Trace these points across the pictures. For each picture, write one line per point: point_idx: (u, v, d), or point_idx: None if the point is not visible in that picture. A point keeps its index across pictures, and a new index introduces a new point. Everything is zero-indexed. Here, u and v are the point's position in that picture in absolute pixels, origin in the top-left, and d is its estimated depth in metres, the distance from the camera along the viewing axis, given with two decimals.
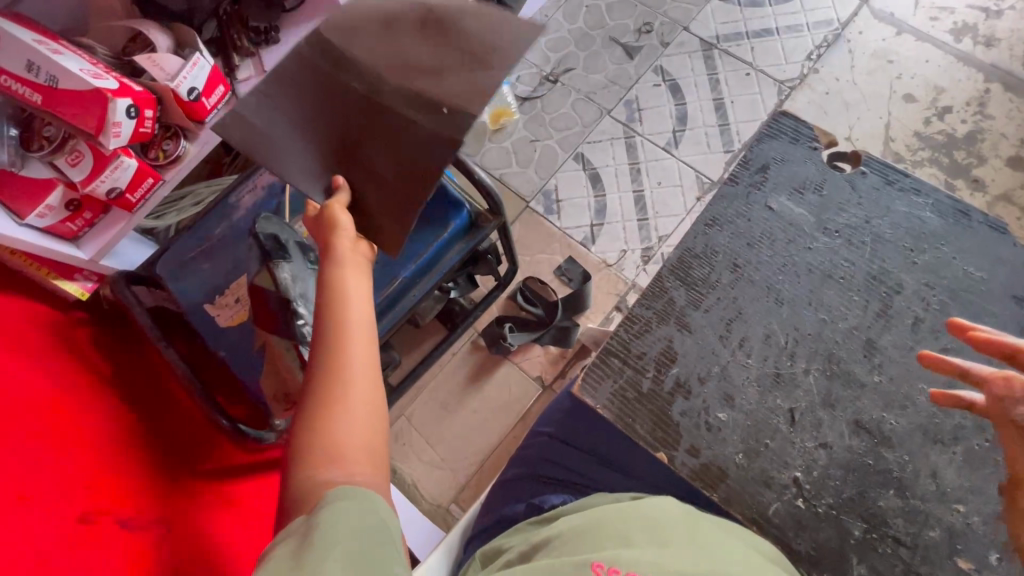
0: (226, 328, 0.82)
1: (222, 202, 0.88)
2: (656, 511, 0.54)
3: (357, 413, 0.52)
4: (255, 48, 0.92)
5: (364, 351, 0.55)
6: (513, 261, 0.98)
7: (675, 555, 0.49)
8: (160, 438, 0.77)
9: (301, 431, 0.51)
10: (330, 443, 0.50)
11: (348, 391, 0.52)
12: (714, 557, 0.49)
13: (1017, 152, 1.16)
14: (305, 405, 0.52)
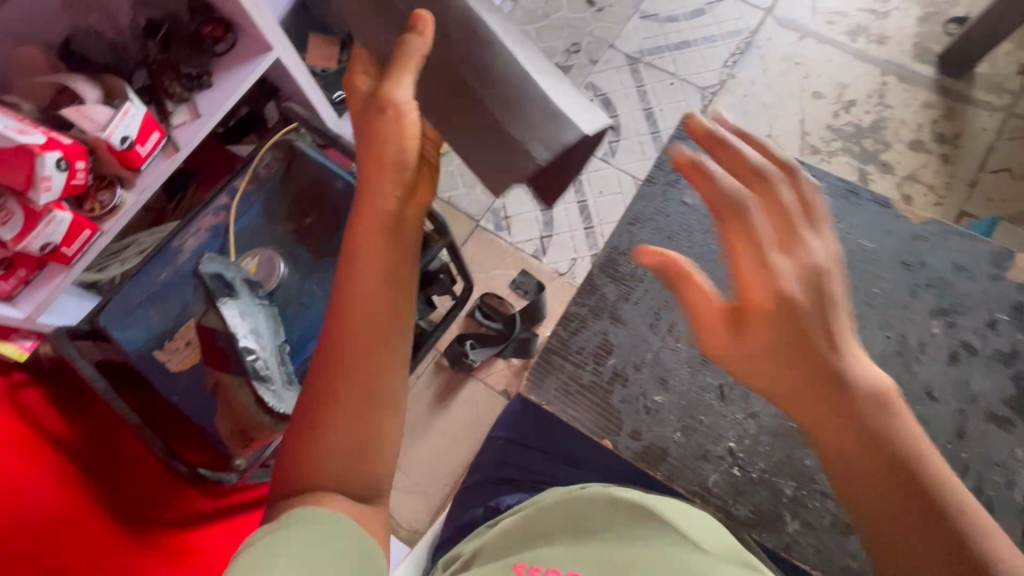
0: (178, 373, 0.82)
1: (165, 247, 0.87)
2: (584, 507, 0.56)
3: (357, 432, 0.48)
4: (189, 92, 0.93)
5: (384, 367, 0.49)
6: (465, 278, 1.01)
7: (593, 545, 0.51)
8: (116, 489, 0.75)
9: (297, 436, 0.49)
10: (323, 455, 0.47)
11: (350, 408, 0.48)
12: (631, 538, 0.51)
13: (916, 136, 1.27)
14: (306, 408, 0.49)
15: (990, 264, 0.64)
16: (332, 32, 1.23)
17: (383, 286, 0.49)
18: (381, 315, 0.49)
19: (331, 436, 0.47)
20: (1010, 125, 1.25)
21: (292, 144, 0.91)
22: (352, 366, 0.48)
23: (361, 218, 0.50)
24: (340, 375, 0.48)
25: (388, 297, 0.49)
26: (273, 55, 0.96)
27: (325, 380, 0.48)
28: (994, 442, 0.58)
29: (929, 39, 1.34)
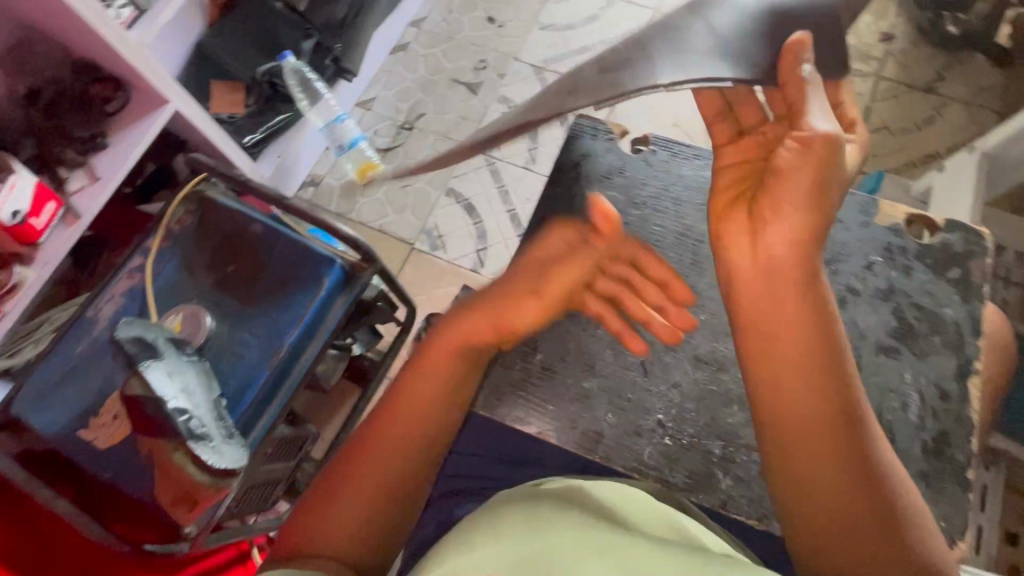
0: (107, 449, 0.77)
1: (79, 318, 0.84)
2: (505, 506, 0.51)
3: (365, 522, 0.49)
4: (83, 156, 0.90)
5: (414, 477, 0.51)
6: (407, 302, 1.01)
7: (516, 537, 0.45)
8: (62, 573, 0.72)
9: (328, 491, 0.50)
10: (342, 518, 0.48)
11: (371, 497, 0.49)
12: (557, 529, 0.46)
13: None
14: (343, 471, 0.51)
15: (860, 213, 0.70)
16: (232, 75, 1.17)
17: (443, 396, 0.52)
18: (431, 427, 0.52)
19: (338, 510, 0.49)
20: (881, 87, 1.35)
21: (203, 195, 0.91)
22: (390, 462, 0.50)
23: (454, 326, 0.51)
24: (374, 463, 0.50)
25: (451, 405, 0.52)
26: (171, 108, 0.94)
27: (368, 460, 0.50)
28: (885, 371, 0.64)
29: None
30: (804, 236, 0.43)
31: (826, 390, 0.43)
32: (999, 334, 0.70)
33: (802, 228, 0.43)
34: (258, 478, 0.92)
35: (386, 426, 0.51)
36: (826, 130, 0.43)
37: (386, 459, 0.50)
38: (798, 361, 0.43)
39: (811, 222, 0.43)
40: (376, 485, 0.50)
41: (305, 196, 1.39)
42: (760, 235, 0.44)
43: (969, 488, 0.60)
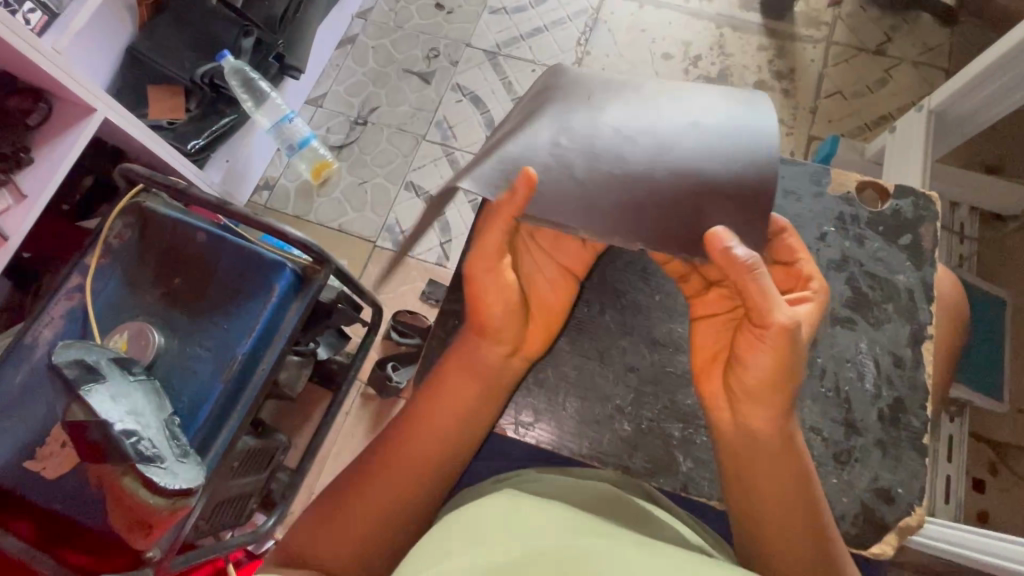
0: (57, 479, 0.74)
1: (18, 345, 0.80)
2: (487, 513, 0.49)
3: (378, 551, 0.57)
4: (8, 174, 0.85)
5: (428, 499, 0.59)
6: (370, 301, 0.98)
7: (500, 549, 0.43)
8: None
9: (338, 504, 0.58)
10: (348, 529, 0.56)
11: (387, 526, 0.57)
12: (539, 541, 0.44)
13: (759, 78, 1.35)
14: (353, 485, 0.58)
15: (811, 183, 0.69)
16: (171, 78, 1.12)
17: (448, 430, 0.59)
18: (442, 469, 0.59)
19: (356, 537, 0.56)
20: (833, 53, 1.35)
21: (142, 206, 0.86)
22: (406, 497, 0.58)
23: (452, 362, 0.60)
24: (393, 497, 0.58)
25: (458, 441, 0.60)
26: (99, 118, 0.89)
27: (377, 481, 0.58)
28: (840, 341, 0.64)
29: None
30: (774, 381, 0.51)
31: (786, 477, 0.53)
32: (953, 297, 0.70)
33: (779, 361, 0.49)
34: (225, 494, 0.89)
35: (394, 456, 0.58)
36: (785, 321, 0.48)
37: (401, 494, 0.58)
38: (768, 457, 0.53)
39: (789, 368, 0.49)
40: (398, 516, 0.58)
41: (259, 200, 1.34)
42: (740, 411, 0.53)
43: (925, 453, 0.61)
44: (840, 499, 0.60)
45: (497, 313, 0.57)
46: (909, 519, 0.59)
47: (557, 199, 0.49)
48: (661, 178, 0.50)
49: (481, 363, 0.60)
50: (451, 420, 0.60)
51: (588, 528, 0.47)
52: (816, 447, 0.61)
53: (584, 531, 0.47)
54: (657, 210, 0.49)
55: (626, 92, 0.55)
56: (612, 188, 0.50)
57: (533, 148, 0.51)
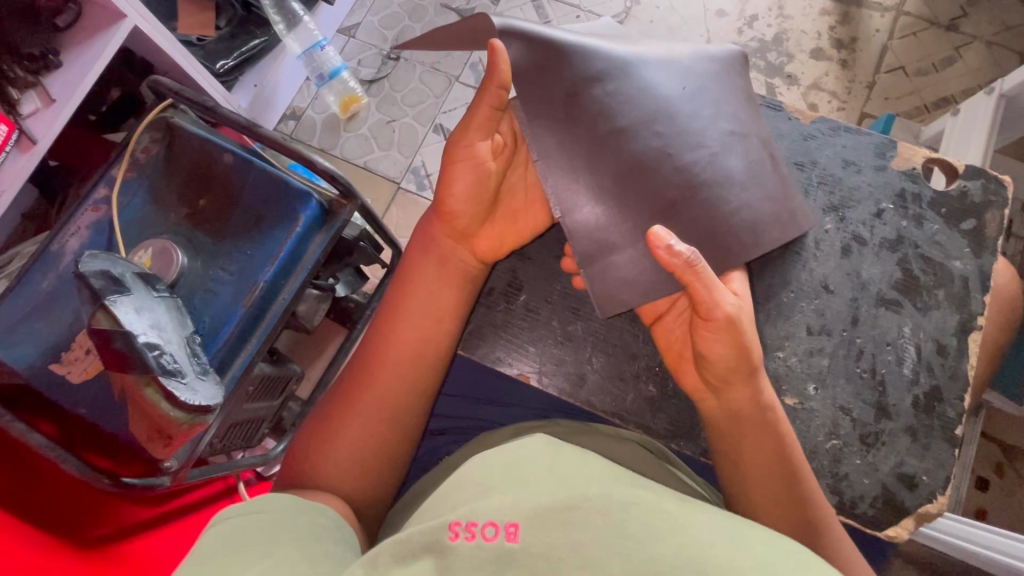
0: (81, 384, 0.76)
1: (44, 251, 0.80)
2: (523, 455, 0.51)
3: (369, 458, 0.58)
4: (35, 77, 0.83)
5: (412, 416, 0.61)
6: (391, 244, 0.97)
7: (533, 492, 0.44)
8: (44, 505, 0.70)
9: (322, 422, 0.59)
10: (338, 451, 0.57)
11: (374, 428, 0.59)
12: (571, 483, 0.45)
13: (816, 44, 1.26)
14: (337, 408, 0.60)
15: (875, 156, 0.66)
16: None
17: (425, 340, 0.61)
18: (418, 360, 0.61)
19: (347, 441, 0.58)
20: (901, 24, 1.26)
21: (170, 122, 0.84)
22: (384, 390, 0.60)
23: (422, 268, 0.63)
24: (375, 390, 0.60)
25: (434, 354, 0.62)
26: (129, 25, 0.86)
27: (360, 396, 0.59)
28: (883, 323, 0.62)
29: None
30: (737, 364, 0.54)
31: (762, 437, 0.54)
32: (1007, 292, 0.66)
33: (734, 342, 0.53)
34: (239, 416, 0.91)
35: (373, 375, 0.60)
36: (729, 307, 0.52)
37: (379, 385, 0.60)
38: (751, 430, 0.55)
39: (744, 341, 0.53)
40: (380, 413, 0.59)
41: (284, 130, 1.30)
42: (723, 394, 0.55)
43: (956, 444, 0.60)
44: (861, 480, 0.60)
45: (469, 205, 0.60)
46: (930, 506, 0.59)
47: (546, 134, 0.56)
48: (640, 200, 0.56)
49: (445, 256, 0.63)
50: (426, 326, 0.62)
51: (622, 475, 0.47)
52: (843, 426, 0.60)
53: (618, 478, 0.46)
54: (608, 214, 0.57)
55: (710, 110, 0.58)
56: (604, 161, 0.56)
57: (606, 108, 0.56)
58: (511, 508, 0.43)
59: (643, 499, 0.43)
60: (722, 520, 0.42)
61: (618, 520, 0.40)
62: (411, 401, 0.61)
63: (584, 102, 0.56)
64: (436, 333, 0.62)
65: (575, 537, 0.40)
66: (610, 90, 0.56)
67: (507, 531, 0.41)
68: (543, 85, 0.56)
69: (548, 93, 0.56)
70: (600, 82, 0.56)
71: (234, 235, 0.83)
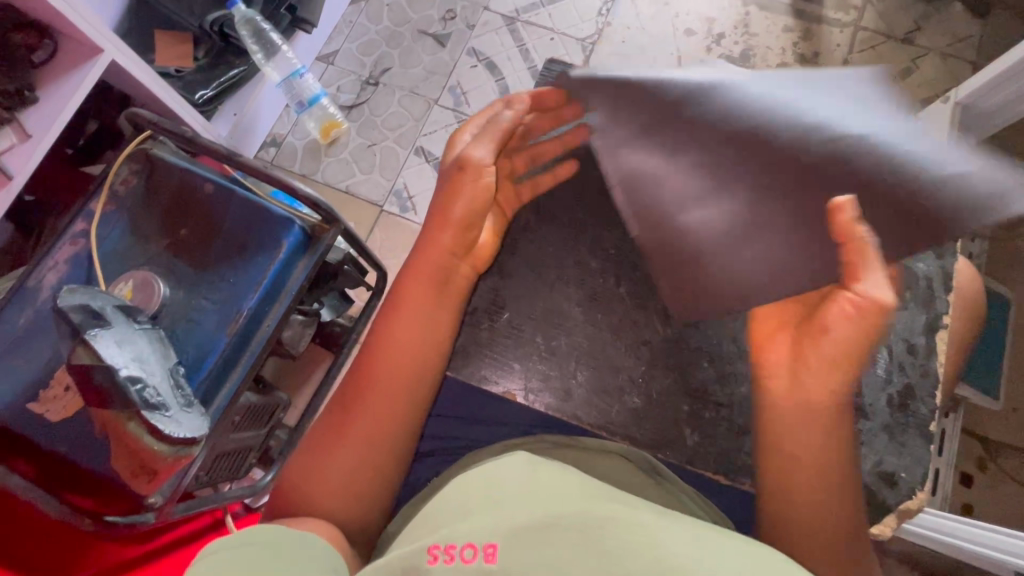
0: (60, 421, 0.74)
1: (22, 287, 0.79)
2: (502, 473, 0.51)
3: (359, 482, 0.57)
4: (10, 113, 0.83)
5: (402, 438, 0.59)
6: (376, 267, 0.97)
7: (511, 513, 0.45)
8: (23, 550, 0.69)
9: (313, 452, 0.59)
10: (329, 480, 0.57)
11: (364, 454, 0.58)
12: (547, 502, 0.45)
13: (782, 60, 1.31)
14: (327, 436, 0.59)
15: None
16: (179, 25, 1.09)
17: (409, 360, 0.60)
18: (406, 380, 0.60)
19: (339, 463, 0.57)
20: (860, 38, 1.32)
21: (149, 153, 0.84)
22: (374, 411, 0.58)
23: (403, 288, 0.61)
24: (364, 410, 0.59)
25: (421, 372, 0.60)
26: (105, 59, 0.87)
27: (348, 425, 0.58)
28: None
29: None
30: (848, 355, 0.51)
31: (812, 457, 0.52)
32: (971, 291, 0.69)
33: (864, 328, 0.50)
34: (226, 446, 0.90)
35: (358, 402, 0.59)
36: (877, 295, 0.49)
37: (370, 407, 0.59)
38: (807, 428, 0.52)
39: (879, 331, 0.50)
40: (368, 439, 0.58)
41: (265, 157, 1.31)
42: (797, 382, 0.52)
43: (931, 440, 0.62)
44: None
45: (458, 231, 0.61)
46: (910, 502, 0.61)
47: (649, 153, 0.54)
48: (774, 210, 0.51)
49: (428, 273, 0.61)
50: (409, 346, 0.60)
51: (602, 492, 0.47)
52: None
53: (602, 493, 0.47)
54: (735, 216, 0.52)
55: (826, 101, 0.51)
56: (706, 170, 0.52)
57: (705, 117, 0.52)
58: (489, 530, 0.43)
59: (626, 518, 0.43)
60: (708, 534, 0.42)
61: (596, 538, 0.41)
62: (401, 422, 0.59)
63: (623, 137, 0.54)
64: (421, 352, 0.60)
65: (552, 557, 0.40)
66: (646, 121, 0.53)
67: (485, 553, 0.42)
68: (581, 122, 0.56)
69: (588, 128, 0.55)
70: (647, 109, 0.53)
71: (217, 264, 0.83)
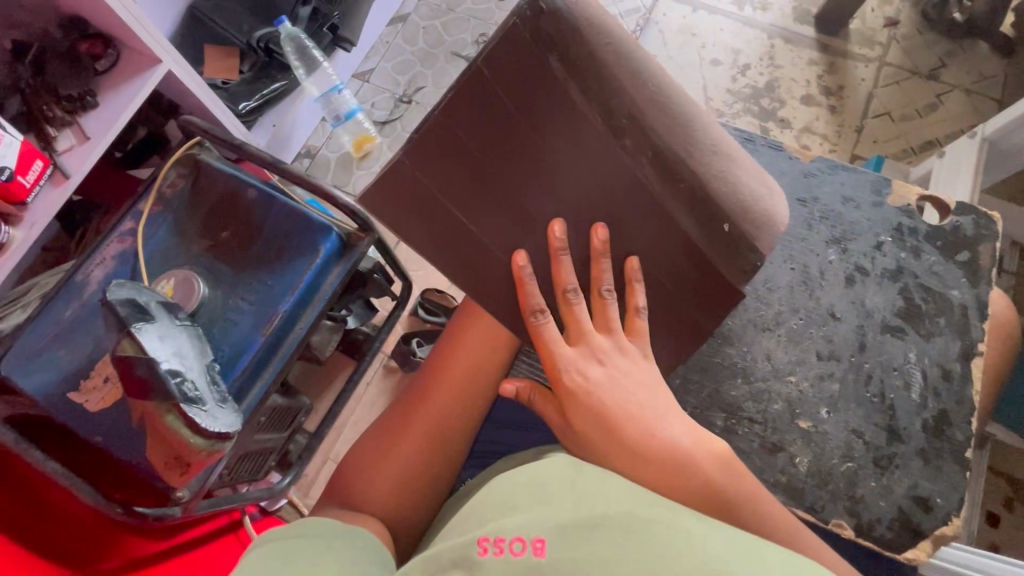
0: (98, 412, 0.76)
1: (69, 281, 0.82)
2: (546, 471, 0.50)
3: (410, 481, 0.59)
4: (71, 115, 0.87)
5: (431, 480, 0.60)
6: (405, 276, 0.99)
7: (557, 509, 0.46)
8: (57, 536, 0.70)
9: (346, 476, 0.60)
10: (361, 497, 0.58)
11: (397, 487, 0.58)
12: (595, 499, 0.45)
13: (807, 91, 1.34)
14: (358, 468, 0.60)
15: (872, 193, 0.70)
16: (229, 40, 1.15)
17: (443, 424, 0.61)
18: (462, 392, 0.62)
19: (394, 464, 0.59)
20: (885, 73, 1.34)
21: (196, 159, 0.88)
22: (429, 419, 0.61)
23: (445, 357, 0.64)
24: (421, 417, 0.61)
25: (453, 436, 0.61)
26: (162, 67, 0.91)
27: (380, 467, 0.59)
28: (889, 349, 0.64)
29: (807, 2, 1.40)
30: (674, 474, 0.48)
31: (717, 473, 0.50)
32: (1005, 320, 0.69)
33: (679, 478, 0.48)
34: (251, 446, 0.91)
35: (391, 449, 0.60)
36: None
37: (426, 414, 0.61)
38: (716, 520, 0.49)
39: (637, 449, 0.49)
40: (402, 480, 0.59)
41: (300, 167, 1.35)
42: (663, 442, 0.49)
43: (967, 467, 0.61)
44: (877, 502, 0.61)
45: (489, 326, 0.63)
46: (946, 529, 0.60)
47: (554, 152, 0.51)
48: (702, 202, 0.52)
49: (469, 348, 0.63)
50: (444, 412, 0.61)
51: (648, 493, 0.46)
52: (857, 449, 0.62)
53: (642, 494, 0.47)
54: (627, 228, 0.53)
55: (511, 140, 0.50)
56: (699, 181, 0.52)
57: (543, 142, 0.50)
58: (537, 523, 0.45)
59: (672, 527, 0.42)
60: (760, 549, 0.41)
61: (640, 537, 0.42)
62: (457, 429, 0.61)
63: (617, 147, 0.50)
64: (455, 419, 0.61)
65: (601, 552, 0.42)
66: (664, 142, 0.50)
67: (533, 546, 0.43)
68: (535, 120, 0.49)
69: (533, 121, 0.49)
70: (655, 124, 0.50)
71: (256, 266, 0.85)
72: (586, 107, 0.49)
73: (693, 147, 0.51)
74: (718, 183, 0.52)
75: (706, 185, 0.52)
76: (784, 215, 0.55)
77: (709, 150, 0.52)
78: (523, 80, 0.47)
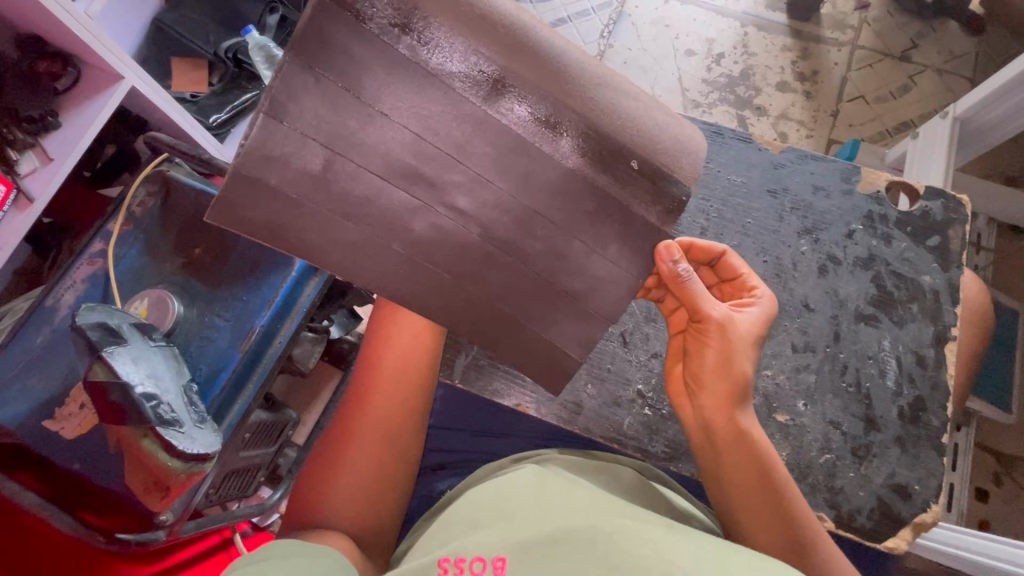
0: (75, 439, 0.75)
1: (37, 308, 0.80)
2: (509, 487, 0.51)
3: (377, 485, 0.60)
4: (33, 138, 0.85)
5: (395, 484, 0.61)
6: None
7: (519, 526, 0.46)
8: (37, 567, 0.69)
9: (307, 485, 0.60)
10: (327, 507, 0.58)
11: (364, 490, 0.59)
12: (559, 515, 0.46)
13: (781, 78, 1.34)
14: (313, 474, 0.60)
15: (841, 181, 0.69)
16: (195, 52, 1.12)
17: (391, 426, 0.61)
18: (405, 390, 0.62)
19: (347, 469, 0.59)
20: (858, 56, 1.34)
21: (166, 175, 0.86)
22: (377, 421, 0.61)
23: (382, 358, 0.63)
24: (369, 420, 0.61)
25: (402, 436, 0.62)
26: (124, 84, 0.89)
27: (336, 475, 0.59)
28: (863, 338, 0.64)
29: None
30: (729, 403, 0.52)
31: (739, 449, 0.52)
32: (978, 303, 0.70)
33: (733, 417, 0.52)
34: (236, 464, 0.90)
35: (343, 457, 0.60)
36: None
37: (373, 415, 0.61)
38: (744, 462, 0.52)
39: (732, 354, 0.52)
40: (366, 484, 0.59)
41: None
42: (698, 402, 0.54)
43: (943, 452, 0.62)
44: (857, 492, 0.61)
45: (409, 328, 0.63)
46: (924, 515, 0.61)
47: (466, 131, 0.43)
48: (611, 155, 0.45)
49: (398, 348, 0.62)
50: (389, 414, 0.62)
51: (610, 505, 0.47)
52: (834, 440, 0.62)
53: (608, 507, 0.46)
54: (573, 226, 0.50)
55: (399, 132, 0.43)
56: (597, 130, 0.44)
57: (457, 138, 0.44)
58: (498, 543, 0.45)
59: (640, 538, 0.42)
60: (731, 554, 0.41)
61: (603, 550, 0.41)
62: (410, 427, 0.62)
63: (477, 101, 0.43)
64: (400, 420, 0.62)
65: (563, 569, 0.41)
66: (530, 85, 0.43)
67: (494, 566, 0.43)
68: (365, 88, 0.41)
69: (362, 90, 0.41)
70: (522, 75, 0.42)
71: (231, 282, 0.84)
72: (425, 61, 0.41)
73: (574, 93, 0.44)
74: (607, 116, 0.44)
75: (594, 122, 0.44)
76: (698, 140, 0.47)
77: (590, 83, 0.44)
78: (334, 46, 0.40)
